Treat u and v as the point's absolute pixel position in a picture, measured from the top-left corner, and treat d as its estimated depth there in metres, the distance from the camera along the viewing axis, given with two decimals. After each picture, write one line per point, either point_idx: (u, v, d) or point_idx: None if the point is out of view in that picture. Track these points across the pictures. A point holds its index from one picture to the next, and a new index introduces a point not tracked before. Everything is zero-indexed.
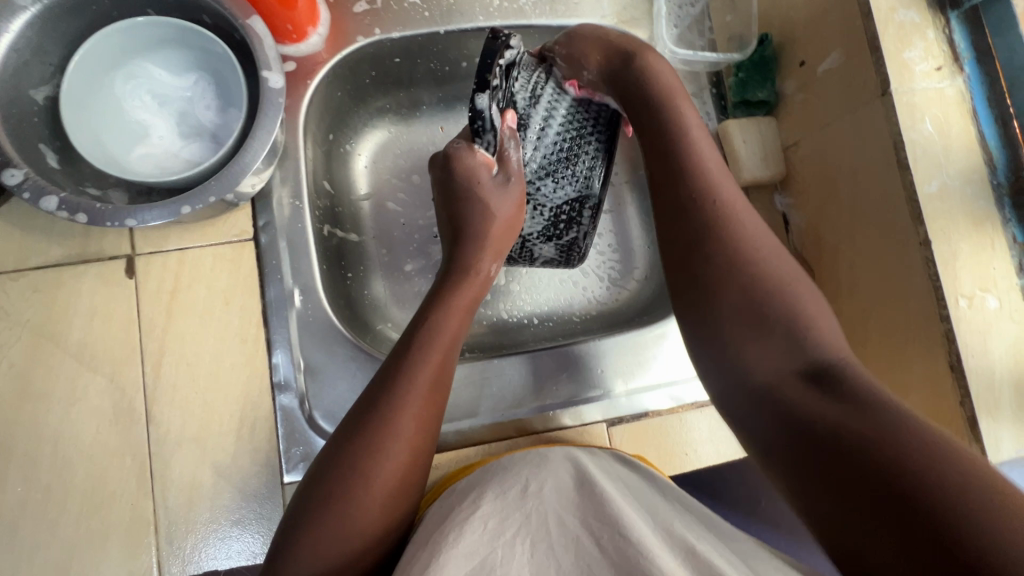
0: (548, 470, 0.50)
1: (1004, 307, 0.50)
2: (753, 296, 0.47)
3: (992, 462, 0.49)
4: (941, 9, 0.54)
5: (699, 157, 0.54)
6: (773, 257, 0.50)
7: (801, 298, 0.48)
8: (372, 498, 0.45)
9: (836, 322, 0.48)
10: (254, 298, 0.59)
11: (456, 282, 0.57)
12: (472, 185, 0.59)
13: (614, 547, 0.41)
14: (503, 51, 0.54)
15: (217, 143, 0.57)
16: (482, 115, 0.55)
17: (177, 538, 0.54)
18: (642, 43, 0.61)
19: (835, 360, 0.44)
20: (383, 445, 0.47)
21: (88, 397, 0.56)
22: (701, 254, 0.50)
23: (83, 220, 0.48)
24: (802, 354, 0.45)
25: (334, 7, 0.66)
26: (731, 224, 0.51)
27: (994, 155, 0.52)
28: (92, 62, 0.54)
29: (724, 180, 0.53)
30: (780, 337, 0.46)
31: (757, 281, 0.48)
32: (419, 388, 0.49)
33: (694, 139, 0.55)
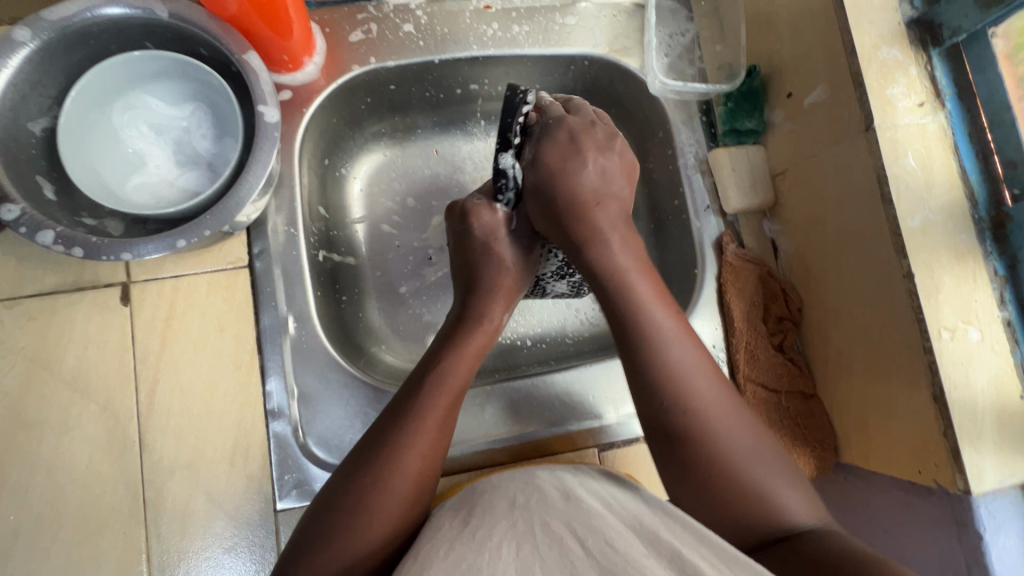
0: (536, 484, 0.51)
1: (985, 338, 0.51)
2: (732, 484, 0.48)
3: (975, 492, 0.50)
4: (924, 46, 0.55)
5: (652, 325, 0.52)
6: (737, 438, 0.50)
7: (754, 462, 0.49)
8: (376, 531, 0.46)
9: (794, 473, 0.50)
10: (249, 325, 0.59)
11: (466, 330, 0.57)
12: (490, 241, 0.58)
13: (600, 550, 0.41)
14: (521, 107, 0.55)
15: (213, 172, 0.58)
16: (505, 173, 0.55)
17: (170, 566, 0.54)
18: (597, 166, 0.56)
19: (791, 518, 0.47)
20: (389, 480, 0.48)
21: (82, 424, 0.56)
22: (681, 464, 0.50)
23: (78, 254, 0.48)
24: (769, 518, 0.47)
25: (330, 36, 0.67)
26: (712, 433, 0.50)
27: (976, 189, 0.53)
28: (91, 94, 0.54)
29: (674, 346, 0.52)
30: (743, 495, 0.48)
31: (735, 477, 0.49)
32: (426, 431, 0.50)
33: (642, 304, 0.53)
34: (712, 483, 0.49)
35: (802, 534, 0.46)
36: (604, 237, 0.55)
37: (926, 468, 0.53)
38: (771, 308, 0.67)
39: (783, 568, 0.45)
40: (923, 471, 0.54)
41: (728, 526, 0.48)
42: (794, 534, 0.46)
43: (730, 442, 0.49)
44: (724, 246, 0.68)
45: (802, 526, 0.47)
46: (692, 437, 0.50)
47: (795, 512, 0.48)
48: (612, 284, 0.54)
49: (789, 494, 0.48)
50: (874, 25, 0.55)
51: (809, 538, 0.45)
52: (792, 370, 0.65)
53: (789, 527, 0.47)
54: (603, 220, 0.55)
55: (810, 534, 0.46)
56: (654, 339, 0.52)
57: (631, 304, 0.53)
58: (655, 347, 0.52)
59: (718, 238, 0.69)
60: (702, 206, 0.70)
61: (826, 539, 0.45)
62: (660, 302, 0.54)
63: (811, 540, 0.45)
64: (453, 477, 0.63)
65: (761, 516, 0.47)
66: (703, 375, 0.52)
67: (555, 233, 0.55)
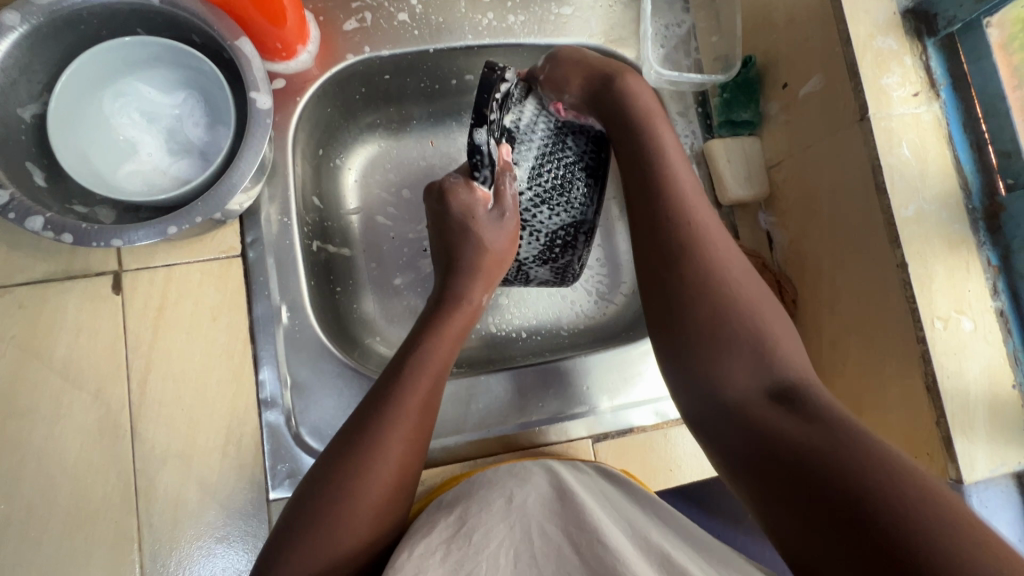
0: (531, 481, 0.51)
1: (978, 328, 0.51)
2: (722, 306, 0.50)
3: (967, 481, 0.50)
4: (919, 36, 0.55)
5: (668, 167, 0.56)
6: (747, 288, 0.51)
7: (766, 321, 0.50)
8: (359, 515, 0.46)
9: (794, 333, 0.51)
10: (241, 315, 0.59)
11: (447, 311, 0.58)
12: (468, 220, 0.60)
13: (591, 552, 0.42)
14: (499, 84, 0.52)
15: (205, 160, 0.58)
16: (480, 150, 0.53)
17: (161, 555, 0.54)
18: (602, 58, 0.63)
19: (794, 369, 0.47)
20: (373, 462, 0.47)
21: (73, 413, 0.55)
22: (679, 306, 0.51)
23: (68, 241, 0.48)
24: (766, 372, 0.47)
25: (324, 24, 0.67)
26: (719, 266, 0.51)
27: (970, 180, 0.53)
28: (81, 80, 0.54)
29: (700, 211, 0.54)
30: (739, 325, 0.49)
31: (733, 307, 0.50)
32: (408, 412, 0.50)
33: (665, 154, 0.56)
34: (710, 305, 0.50)
35: (799, 391, 0.45)
36: (657, 133, 0.57)
37: (919, 458, 0.53)
38: None
39: (775, 426, 0.44)
40: (915, 461, 0.54)
41: (722, 342, 0.49)
42: (787, 385, 0.46)
43: (737, 295, 0.50)
44: None
45: (801, 383, 0.46)
46: (699, 267, 0.51)
47: (788, 357, 0.48)
48: (644, 128, 0.57)
49: (786, 342, 0.49)
50: (869, 15, 0.55)
51: (808, 399, 0.44)
52: None
53: (787, 380, 0.47)
54: (632, 80, 0.59)
55: (808, 390, 0.45)
56: (674, 193, 0.54)
57: (658, 173, 0.55)
58: (677, 196, 0.54)
59: None
60: None
61: (822, 400, 0.44)
62: (691, 177, 0.56)
63: (805, 402, 0.44)
64: (447, 468, 0.62)
65: (751, 359, 0.48)
66: (718, 236, 0.53)
67: (597, 108, 0.60)
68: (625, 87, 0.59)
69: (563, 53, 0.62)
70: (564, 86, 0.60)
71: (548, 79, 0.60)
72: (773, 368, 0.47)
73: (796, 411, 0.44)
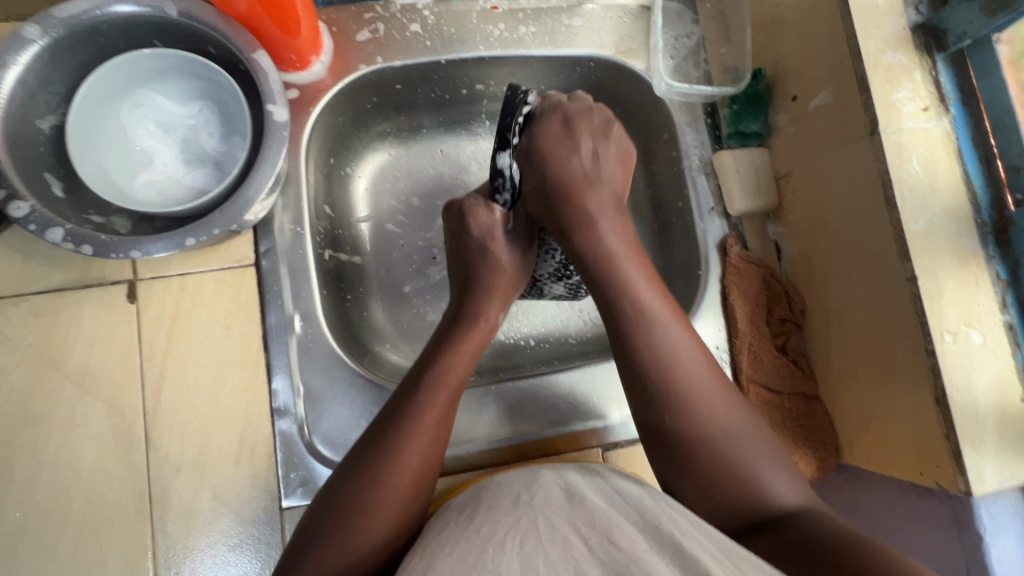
0: (540, 480, 0.52)
1: (987, 341, 0.52)
2: (710, 450, 0.51)
3: (976, 494, 0.50)
4: (929, 51, 0.56)
5: (634, 297, 0.55)
6: (726, 423, 0.52)
7: (744, 447, 0.51)
8: (374, 529, 0.47)
9: (781, 456, 0.52)
10: (255, 324, 0.60)
11: (462, 328, 0.58)
12: (487, 240, 0.60)
13: (603, 549, 0.42)
14: (522, 106, 0.56)
15: (220, 170, 0.58)
16: (503, 173, 0.57)
17: (175, 563, 0.55)
18: (591, 149, 0.59)
19: (784, 505, 0.49)
20: (388, 477, 0.48)
21: (88, 421, 0.56)
22: (655, 418, 0.53)
23: (87, 251, 0.48)
24: (761, 514, 0.49)
25: (337, 35, 0.67)
26: (685, 380, 0.53)
27: (979, 194, 0.54)
28: (99, 91, 0.54)
29: (669, 328, 0.54)
30: (726, 470, 0.50)
31: (721, 450, 0.51)
32: (424, 434, 0.50)
33: (616, 257, 0.56)
34: (688, 422, 0.52)
35: (790, 515, 0.48)
36: (620, 268, 0.56)
37: (928, 470, 0.54)
38: (774, 310, 0.68)
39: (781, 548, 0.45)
40: (925, 473, 0.54)
41: (701, 465, 0.51)
42: (782, 520, 0.48)
43: (714, 414, 0.52)
44: (729, 248, 0.69)
45: (789, 509, 0.49)
46: (681, 409, 0.52)
47: (778, 491, 0.50)
48: (603, 269, 0.56)
49: (775, 477, 0.50)
50: (880, 30, 0.56)
51: (798, 520, 0.47)
52: (795, 372, 0.66)
53: (781, 508, 0.49)
54: (592, 204, 0.57)
55: (796, 518, 0.47)
56: (647, 328, 0.54)
57: (630, 297, 0.55)
58: (644, 314, 0.54)
59: (722, 240, 0.70)
60: (705, 208, 0.71)
61: (812, 521, 0.47)
62: (638, 264, 0.57)
63: (797, 523, 0.47)
64: (458, 476, 0.63)
65: (744, 498, 0.50)
66: (694, 363, 0.54)
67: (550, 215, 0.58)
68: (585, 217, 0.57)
69: (539, 123, 0.57)
70: (529, 173, 0.57)
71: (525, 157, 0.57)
72: (768, 504, 0.49)
73: (799, 539, 0.45)
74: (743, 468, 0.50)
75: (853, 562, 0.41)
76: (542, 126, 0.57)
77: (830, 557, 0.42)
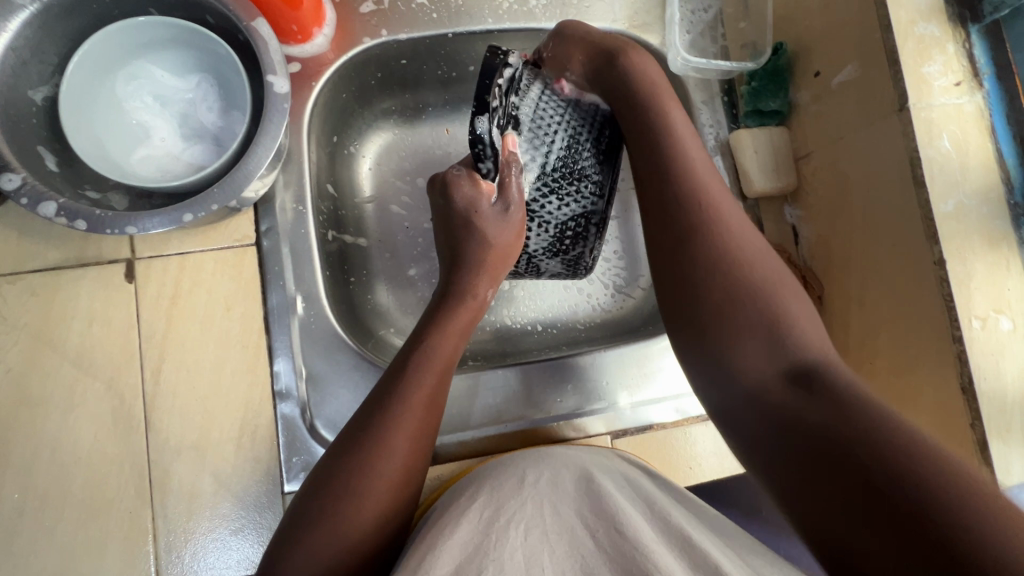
0: (548, 463, 0.50)
1: (1017, 328, 0.49)
2: (736, 287, 0.48)
3: (1002, 486, 0.48)
4: (962, 22, 0.53)
5: (671, 123, 0.54)
6: (764, 268, 0.49)
7: (776, 288, 0.49)
8: (362, 519, 0.45)
9: (810, 306, 0.49)
10: (256, 305, 0.58)
11: (451, 306, 0.56)
12: (471, 215, 0.56)
13: (612, 543, 0.41)
14: (502, 70, 0.51)
15: (219, 146, 0.56)
16: (482, 140, 0.51)
17: (176, 546, 0.54)
18: (624, 40, 0.60)
19: (811, 352, 0.46)
20: (377, 462, 0.46)
21: (86, 403, 0.55)
22: (683, 244, 0.50)
23: (82, 227, 0.47)
24: (783, 357, 0.46)
25: (340, 6, 0.65)
26: (716, 207, 0.51)
27: (1011, 174, 0.51)
28: (93, 62, 0.52)
29: (711, 184, 0.52)
30: (752, 304, 0.48)
31: (753, 288, 0.48)
32: (410, 424, 0.48)
33: (671, 123, 0.54)
34: (716, 249, 0.49)
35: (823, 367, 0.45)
36: (667, 113, 0.54)
37: None
38: None
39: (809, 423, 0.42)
40: None
41: (722, 299, 0.48)
42: (805, 368, 0.45)
43: (753, 268, 0.49)
44: None
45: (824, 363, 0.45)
46: (721, 250, 0.49)
47: (807, 339, 0.47)
48: (633, 80, 0.56)
49: (804, 325, 0.47)
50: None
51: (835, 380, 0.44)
52: None
53: (804, 362, 0.46)
54: (635, 55, 0.57)
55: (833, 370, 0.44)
56: (675, 142, 0.53)
57: (678, 176, 0.52)
58: (683, 171, 0.52)
59: None
60: None
61: (836, 379, 0.44)
62: (679, 116, 0.55)
63: (835, 381, 0.43)
64: (462, 462, 0.61)
65: (766, 343, 0.47)
66: (744, 234, 0.51)
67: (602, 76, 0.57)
68: (630, 61, 0.57)
69: (569, 25, 0.59)
70: (566, 61, 0.58)
71: (552, 57, 0.59)
72: (791, 350, 0.46)
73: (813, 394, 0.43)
74: (771, 301, 0.48)
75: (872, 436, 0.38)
76: (569, 38, 0.59)
77: (842, 425, 0.40)
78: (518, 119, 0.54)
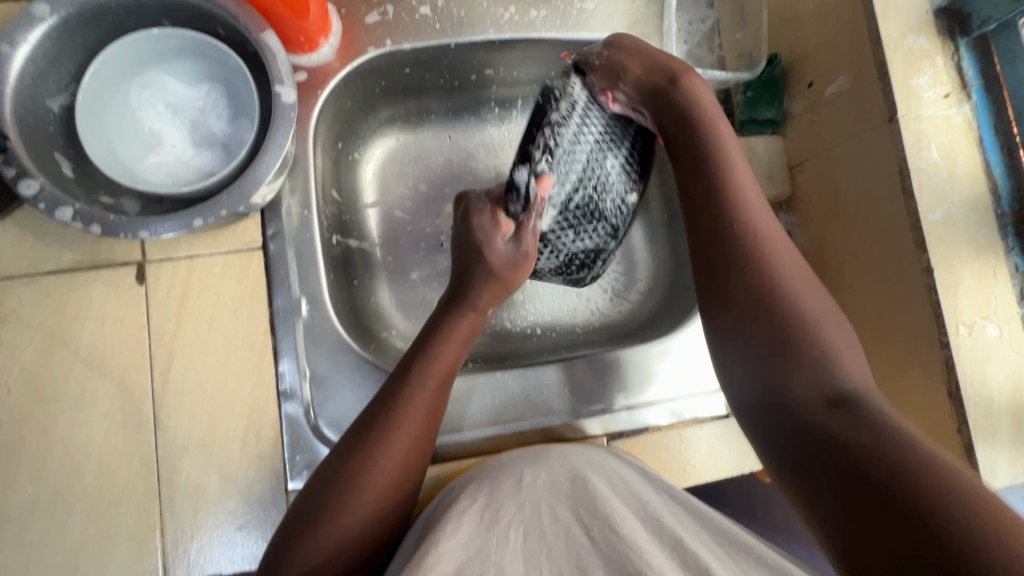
0: (545, 462, 0.51)
1: (1003, 335, 0.51)
2: (770, 289, 0.47)
3: (987, 489, 0.50)
4: (951, 36, 0.54)
5: (721, 142, 0.54)
6: (806, 293, 0.47)
7: (820, 312, 0.46)
8: (357, 519, 0.46)
9: (853, 334, 0.46)
10: (262, 307, 0.60)
11: (453, 316, 0.58)
12: (484, 245, 0.59)
13: (605, 539, 0.43)
14: (550, 114, 0.56)
15: (228, 153, 0.58)
16: (517, 184, 0.57)
17: (183, 541, 0.55)
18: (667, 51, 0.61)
19: (852, 382, 0.42)
20: (376, 461, 0.48)
21: (97, 401, 0.56)
22: (727, 266, 0.49)
23: (96, 232, 0.49)
24: (827, 382, 0.42)
25: (346, 17, 0.67)
26: (769, 241, 0.49)
27: (999, 184, 0.52)
28: (108, 72, 0.54)
29: (758, 214, 0.50)
30: (798, 332, 0.45)
31: (795, 304, 0.46)
32: (406, 433, 0.50)
33: (719, 137, 0.54)
34: (759, 263, 0.48)
35: (854, 396, 0.41)
36: (719, 134, 0.54)
37: None
38: None
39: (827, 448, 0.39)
40: None
41: (763, 310, 0.46)
42: (847, 393, 0.41)
43: (794, 283, 0.47)
44: None
45: (854, 388, 0.42)
46: (762, 266, 0.48)
47: (848, 368, 0.43)
48: (697, 114, 0.55)
49: (848, 355, 0.44)
50: (901, 14, 0.54)
51: (863, 405, 0.40)
52: None
53: (845, 390, 0.42)
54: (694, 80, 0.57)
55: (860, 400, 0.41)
56: (727, 184, 0.51)
57: (722, 180, 0.52)
58: (732, 181, 0.52)
59: None
60: None
61: (876, 410, 0.40)
62: (738, 150, 0.54)
63: (861, 405, 0.40)
64: (461, 459, 0.63)
65: (811, 363, 0.43)
66: (786, 249, 0.49)
67: (651, 107, 0.58)
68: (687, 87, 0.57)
69: (623, 43, 0.60)
70: (620, 77, 0.58)
71: (605, 67, 0.59)
72: (833, 375, 0.43)
73: (849, 417, 0.40)
74: (813, 326, 0.45)
75: (903, 464, 0.35)
76: (623, 42, 0.60)
77: (877, 446, 0.37)
78: (553, 153, 0.56)
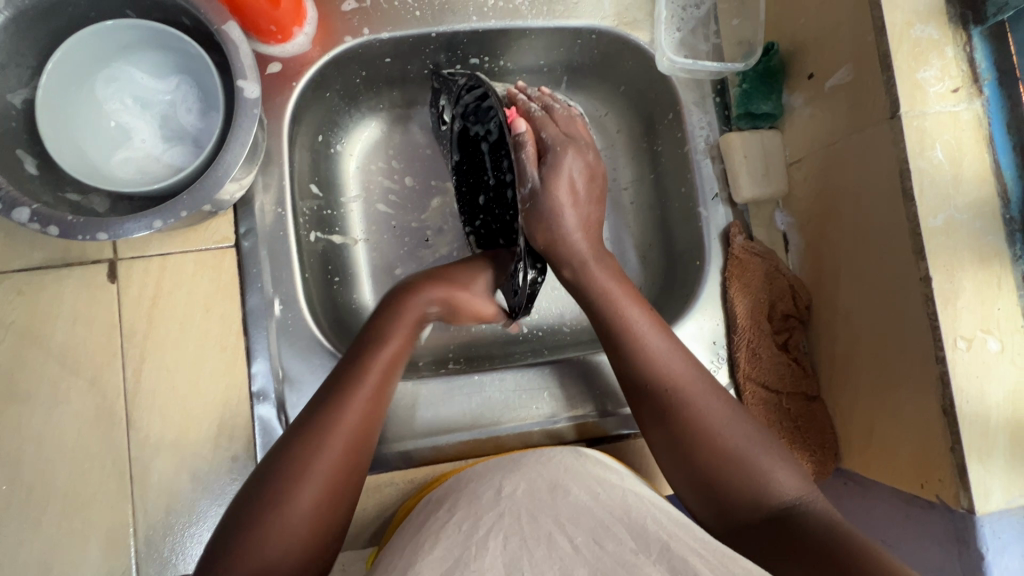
0: (524, 471, 0.50)
1: (1006, 350, 0.47)
2: (696, 437, 0.50)
3: (980, 512, 0.47)
4: (964, 24, 0.50)
5: (616, 297, 0.56)
6: (728, 433, 0.50)
7: (743, 443, 0.49)
8: (298, 515, 0.45)
9: (780, 448, 0.50)
10: (234, 307, 0.59)
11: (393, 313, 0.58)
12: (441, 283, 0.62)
13: (590, 549, 0.41)
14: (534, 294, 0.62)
15: (199, 148, 0.56)
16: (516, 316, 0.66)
17: (155, 542, 0.55)
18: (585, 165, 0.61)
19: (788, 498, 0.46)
20: (317, 451, 0.48)
21: (69, 400, 0.56)
22: (656, 421, 0.52)
23: (54, 232, 0.48)
24: (767, 504, 0.46)
25: (322, 4, 0.64)
26: (685, 397, 0.52)
27: (1009, 187, 0.48)
28: (70, 65, 0.53)
29: (675, 367, 0.53)
30: (729, 466, 0.48)
31: (718, 444, 0.49)
32: (353, 415, 0.50)
33: (618, 299, 0.56)
34: (680, 416, 0.51)
35: (791, 509, 0.46)
36: (617, 299, 0.56)
37: (929, 483, 0.50)
38: (777, 306, 0.64)
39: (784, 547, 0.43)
40: (925, 485, 0.51)
41: (699, 456, 0.49)
42: (784, 511, 0.46)
43: (713, 427, 0.50)
44: (731, 238, 0.65)
45: (792, 500, 0.46)
46: (685, 423, 0.51)
47: (781, 484, 0.47)
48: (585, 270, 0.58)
49: (778, 471, 0.48)
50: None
51: (803, 517, 0.45)
52: (796, 371, 0.63)
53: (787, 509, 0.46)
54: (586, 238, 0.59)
55: (798, 510, 0.45)
56: (642, 350, 0.54)
57: (634, 340, 0.54)
58: (641, 341, 0.54)
59: (725, 229, 0.66)
60: (709, 194, 0.67)
61: (816, 521, 0.44)
62: (636, 305, 0.56)
63: (802, 522, 0.44)
64: (437, 465, 0.62)
65: (750, 489, 0.47)
66: (704, 393, 0.52)
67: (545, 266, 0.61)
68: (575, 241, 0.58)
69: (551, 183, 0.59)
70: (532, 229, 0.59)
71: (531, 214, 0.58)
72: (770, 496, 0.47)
73: (800, 539, 0.43)
74: (740, 457, 0.48)
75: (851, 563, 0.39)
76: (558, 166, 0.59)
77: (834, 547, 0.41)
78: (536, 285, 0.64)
